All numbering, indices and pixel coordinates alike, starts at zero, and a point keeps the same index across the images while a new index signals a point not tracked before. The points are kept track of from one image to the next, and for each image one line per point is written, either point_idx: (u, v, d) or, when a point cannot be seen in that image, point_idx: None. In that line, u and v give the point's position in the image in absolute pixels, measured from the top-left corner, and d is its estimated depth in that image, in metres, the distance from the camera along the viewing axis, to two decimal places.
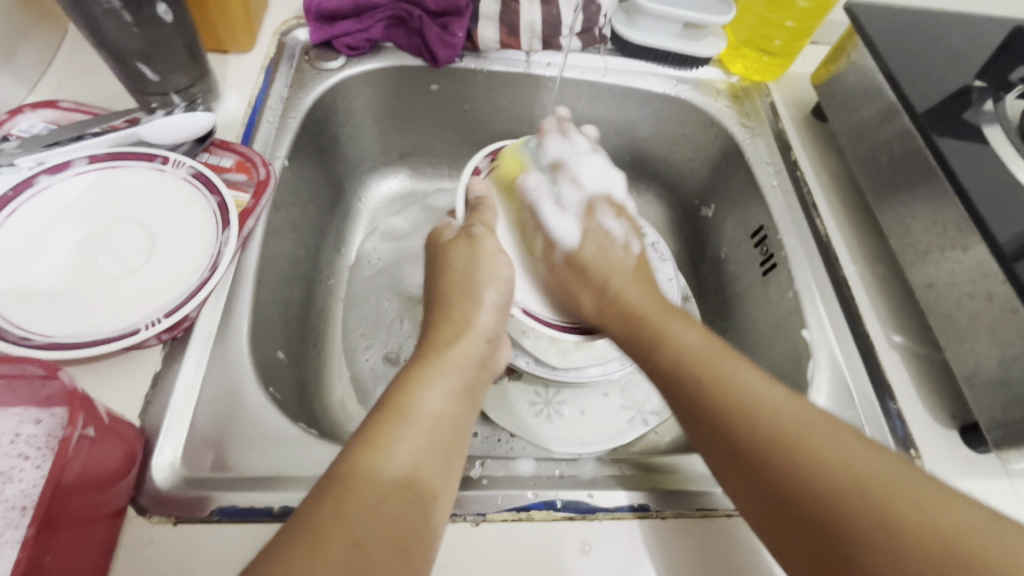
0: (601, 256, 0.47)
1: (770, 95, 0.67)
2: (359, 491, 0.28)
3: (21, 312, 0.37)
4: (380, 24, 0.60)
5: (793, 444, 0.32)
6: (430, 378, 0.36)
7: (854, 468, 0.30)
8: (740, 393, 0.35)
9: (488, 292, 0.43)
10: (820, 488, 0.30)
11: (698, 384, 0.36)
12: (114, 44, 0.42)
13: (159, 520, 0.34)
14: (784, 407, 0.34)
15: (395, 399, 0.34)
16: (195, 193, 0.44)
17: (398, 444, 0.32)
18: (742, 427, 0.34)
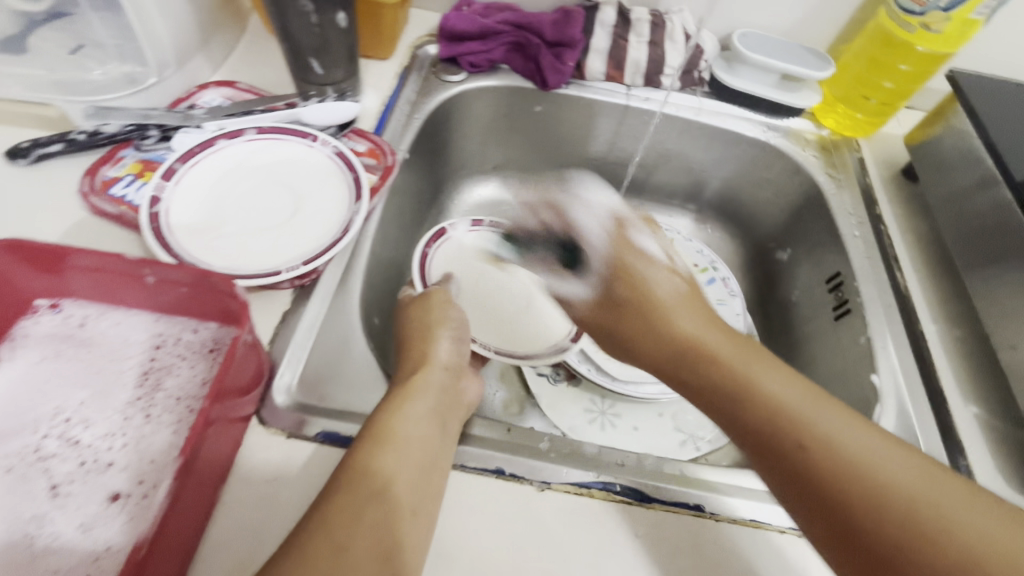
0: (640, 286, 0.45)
1: (860, 151, 0.69)
2: (353, 498, 0.32)
3: (193, 243, 0.45)
4: (501, 48, 0.68)
5: (797, 424, 0.37)
6: (405, 406, 0.39)
7: (843, 444, 0.35)
8: (747, 376, 0.39)
9: (442, 332, 0.46)
10: (827, 471, 0.35)
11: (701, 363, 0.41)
12: (296, 39, 0.51)
13: (274, 431, 0.40)
14: (788, 390, 0.38)
15: (380, 426, 0.37)
16: (335, 170, 0.52)
17: (394, 458, 0.35)
18: (750, 409, 0.38)
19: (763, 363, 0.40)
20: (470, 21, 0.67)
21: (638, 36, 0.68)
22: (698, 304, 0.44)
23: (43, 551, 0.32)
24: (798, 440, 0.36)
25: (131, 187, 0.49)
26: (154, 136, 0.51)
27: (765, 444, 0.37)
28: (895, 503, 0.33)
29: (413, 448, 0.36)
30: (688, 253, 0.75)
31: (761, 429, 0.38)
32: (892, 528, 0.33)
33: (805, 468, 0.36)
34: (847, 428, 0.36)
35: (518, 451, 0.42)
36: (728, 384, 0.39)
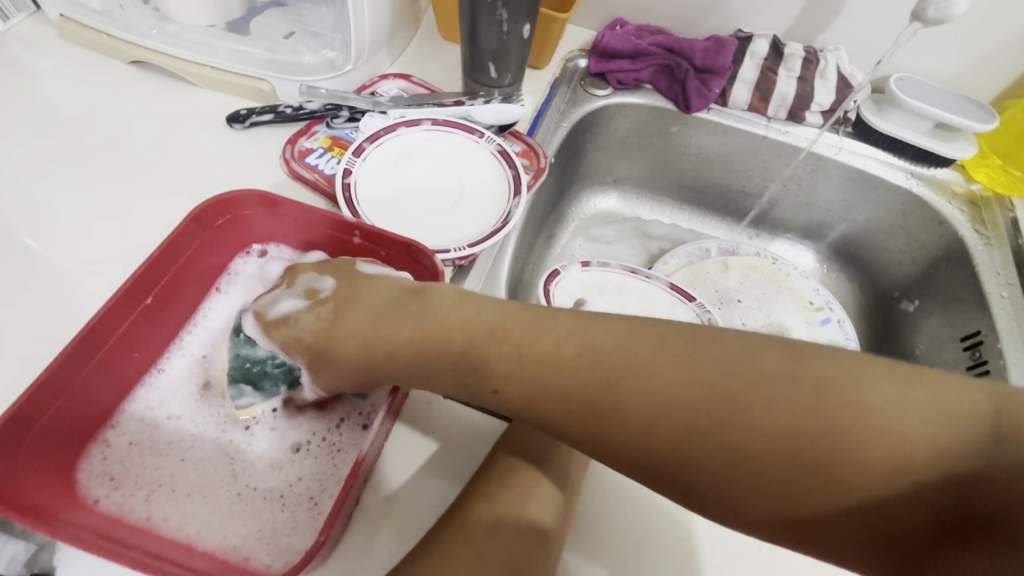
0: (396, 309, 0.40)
1: (1014, 210, 0.65)
2: (469, 532, 0.37)
3: (374, 214, 0.51)
4: (649, 69, 0.71)
5: (707, 409, 0.31)
6: (518, 462, 0.42)
7: (764, 419, 0.30)
8: (615, 364, 0.33)
9: None
10: (764, 450, 0.30)
11: (588, 377, 0.33)
12: (482, 44, 0.57)
13: (431, 391, 0.46)
14: (645, 361, 0.33)
15: (500, 447, 0.43)
16: (496, 166, 0.56)
17: (515, 489, 0.40)
18: (648, 414, 0.32)
19: (605, 325, 0.35)
20: (623, 40, 0.71)
21: (789, 70, 0.69)
22: (517, 335, 0.36)
23: (244, 467, 0.41)
24: (736, 422, 0.30)
25: (322, 159, 0.56)
26: (344, 116, 0.58)
27: (671, 440, 0.31)
28: (858, 470, 0.29)
29: (542, 477, 0.41)
30: (805, 290, 0.74)
31: (695, 442, 0.31)
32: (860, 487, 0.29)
33: (707, 458, 0.31)
34: (736, 369, 0.31)
35: None
36: (609, 387, 0.33)
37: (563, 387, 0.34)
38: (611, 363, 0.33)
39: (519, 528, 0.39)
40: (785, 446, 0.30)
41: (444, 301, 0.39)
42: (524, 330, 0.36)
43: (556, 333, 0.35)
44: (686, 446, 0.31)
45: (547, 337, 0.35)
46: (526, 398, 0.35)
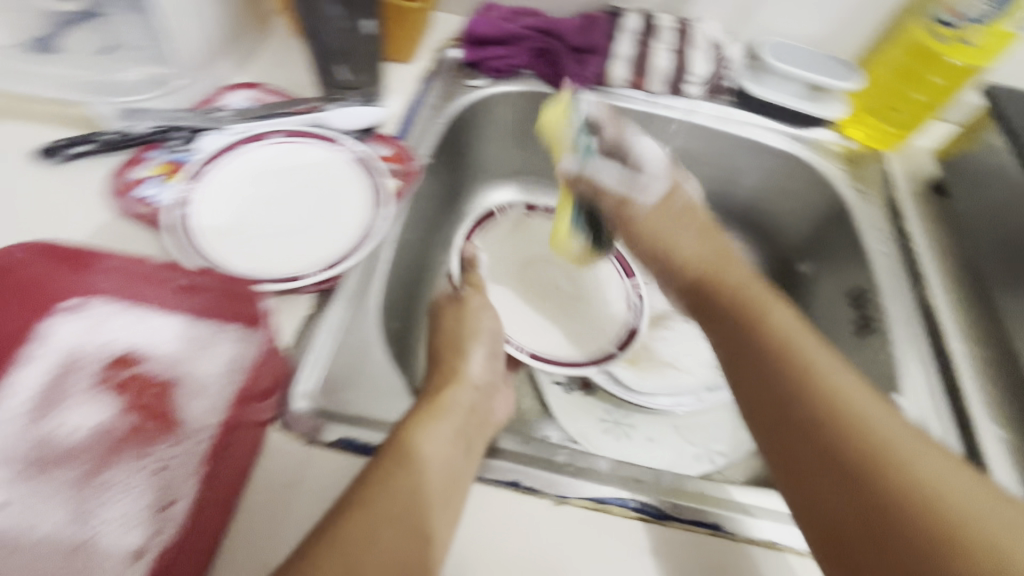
0: (661, 222, 0.54)
1: (889, 164, 0.68)
2: (361, 524, 0.33)
3: (216, 246, 0.46)
4: (525, 53, 0.68)
5: (831, 412, 0.36)
6: (430, 425, 0.39)
7: (895, 447, 0.34)
8: (798, 349, 0.40)
9: (475, 346, 0.49)
10: (872, 463, 0.34)
11: (774, 343, 0.41)
12: (325, 42, 0.52)
13: (294, 437, 0.40)
14: (841, 375, 0.38)
15: (392, 447, 0.38)
16: (356, 175, 0.52)
17: (394, 490, 0.35)
18: (795, 388, 0.38)
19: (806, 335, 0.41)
20: (495, 27, 0.67)
21: (663, 43, 0.68)
22: (772, 319, 0.43)
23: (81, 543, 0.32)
24: (855, 436, 0.35)
25: (157, 187, 0.49)
26: (179, 137, 0.52)
27: (795, 407, 0.38)
28: (943, 527, 0.31)
29: (435, 471, 0.37)
30: None
31: (809, 419, 0.37)
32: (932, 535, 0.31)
33: (819, 443, 0.36)
34: (889, 419, 0.35)
35: (535, 463, 0.42)
36: (782, 356, 0.40)
37: (757, 352, 0.41)
38: (787, 344, 0.40)
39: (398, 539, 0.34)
40: (896, 482, 0.33)
41: (734, 275, 0.49)
42: (819, 354, 0.39)
43: (809, 346, 0.40)
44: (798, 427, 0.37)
45: (722, 271, 0.49)
46: (785, 338, 0.41)
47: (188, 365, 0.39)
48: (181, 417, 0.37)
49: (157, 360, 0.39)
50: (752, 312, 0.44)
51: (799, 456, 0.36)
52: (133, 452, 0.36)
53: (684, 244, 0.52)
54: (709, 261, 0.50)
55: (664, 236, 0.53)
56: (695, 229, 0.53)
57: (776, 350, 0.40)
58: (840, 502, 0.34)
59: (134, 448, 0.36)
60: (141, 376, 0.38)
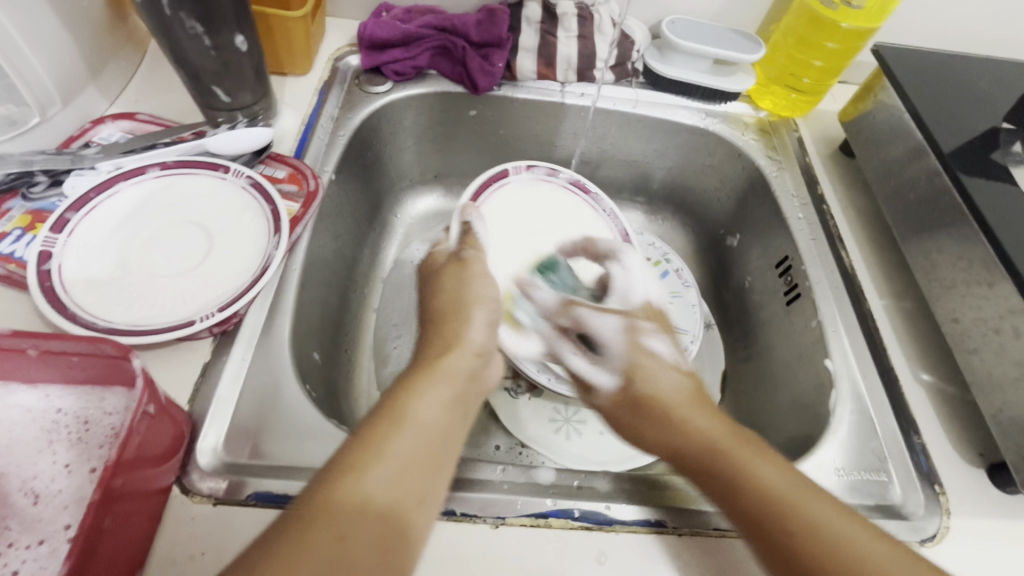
0: (649, 382, 0.45)
1: (798, 130, 0.69)
2: (339, 503, 0.28)
3: (90, 299, 0.41)
4: (426, 53, 0.65)
5: (737, 476, 0.37)
6: (420, 390, 0.36)
7: (793, 507, 0.35)
8: (721, 448, 0.39)
9: (477, 311, 0.44)
10: (774, 527, 0.35)
11: (684, 431, 0.41)
12: (192, 64, 0.47)
13: (199, 500, 0.37)
14: (734, 441, 0.39)
15: (390, 407, 0.34)
16: (250, 202, 0.48)
17: (392, 452, 0.31)
18: (703, 465, 0.39)
19: (744, 443, 0.39)
20: (389, 27, 0.64)
21: (566, 30, 0.65)
22: (734, 453, 0.38)
23: None
24: (756, 500, 0.36)
25: (20, 242, 0.44)
26: (43, 182, 0.46)
27: (751, 527, 0.36)
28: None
29: (419, 438, 0.33)
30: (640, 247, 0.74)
31: (719, 485, 0.38)
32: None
33: (732, 506, 0.37)
34: (838, 524, 0.34)
35: (468, 487, 0.40)
36: (737, 480, 0.37)
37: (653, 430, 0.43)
38: (688, 424, 0.41)
39: (387, 502, 0.30)
40: (802, 541, 0.34)
41: (690, 409, 0.42)
42: (706, 419, 0.41)
43: (695, 416, 0.41)
44: (711, 490, 0.38)
45: (681, 415, 0.42)
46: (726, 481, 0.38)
47: (60, 443, 0.35)
48: (58, 498, 0.33)
49: (20, 450, 0.34)
50: (671, 432, 0.41)
51: (726, 517, 0.38)
52: (2, 546, 0.31)
53: (657, 376, 0.45)
54: (657, 415, 0.43)
55: (665, 432, 0.42)
56: (700, 409, 0.42)
57: (731, 466, 0.38)
58: (770, 560, 0.35)
59: (4, 539, 0.32)
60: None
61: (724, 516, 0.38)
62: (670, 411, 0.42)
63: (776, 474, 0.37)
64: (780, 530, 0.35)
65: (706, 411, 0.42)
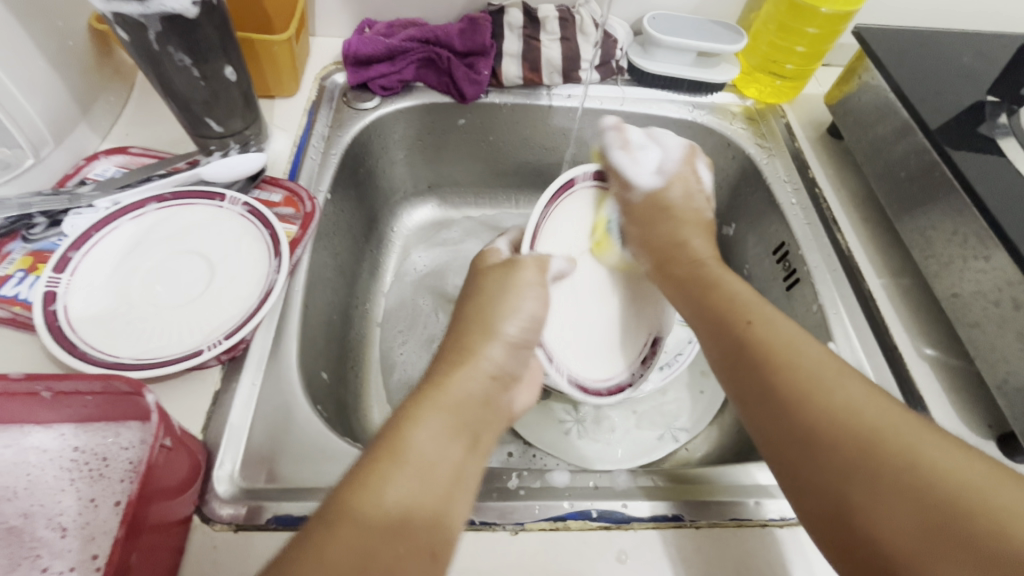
0: (686, 201, 0.55)
1: (785, 116, 0.69)
2: (347, 536, 0.28)
3: (97, 336, 0.41)
4: (411, 66, 0.65)
5: (809, 379, 0.36)
6: (425, 415, 0.34)
7: (863, 413, 0.33)
8: (758, 315, 0.41)
9: (501, 332, 0.41)
10: (835, 425, 0.33)
11: (733, 330, 0.41)
12: (182, 94, 0.47)
13: (220, 527, 0.37)
14: (810, 348, 0.38)
15: (392, 436, 0.33)
16: (249, 228, 0.49)
17: (390, 488, 0.30)
18: (766, 364, 0.38)
19: (831, 365, 0.36)
20: (372, 43, 0.64)
21: (549, 33, 0.66)
22: (774, 335, 0.39)
23: None
24: (819, 399, 0.35)
25: (24, 283, 0.44)
26: (42, 223, 0.47)
27: (807, 443, 0.34)
28: (896, 480, 0.31)
29: (426, 463, 0.32)
30: None
31: (772, 386, 0.37)
32: (886, 478, 0.31)
33: (783, 405, 0.36)
34: (906, 426, 0.32)
35: (486, 496, 0.40)
36: (779, 365, 0.37)
37: (714, 323, 0.43)
38: (765, 321, 0.40)
39: (396, 519, 0.29)
40: (859, 439, 0.32)
41: (738, 292, 0.44)
42: (776, 320, 0.40)
43: (770, 313, 0.41)
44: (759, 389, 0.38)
45: (689, 237, 0.52)
46: (779, 383, 0.37)
47: (82, 480, 0.35)
48: (87, 528, 0.34)
49: (42, 489, 0.35)
50: (668, 225, 0.53)
51: (770, 434, 0.36)
52: None
53: (676, 190, 0.56)
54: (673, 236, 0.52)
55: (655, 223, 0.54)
56: (704, 232, 0.53)
57: (798, 372, 0.36)
58: (807, 462, 0.34)
59: (37, 568, 0.32)
60: (19, 515, 0.34)
61: (760, 422, 0.37)
62: (680, 219, 0.54)
63: (848, 385, 0.35)
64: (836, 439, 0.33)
65: (712, 245, 0.52)
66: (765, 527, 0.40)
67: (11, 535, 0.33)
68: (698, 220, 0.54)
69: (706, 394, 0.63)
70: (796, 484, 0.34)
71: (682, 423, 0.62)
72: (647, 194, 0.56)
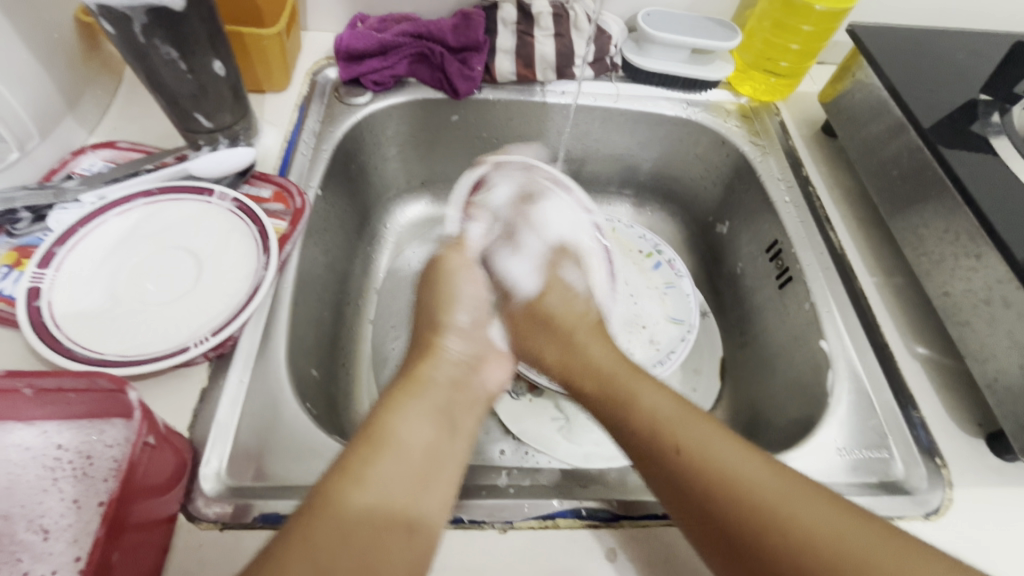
0: (566, 308, 0.51)
1: (779, 114, 0.69)
2: (333, 520, 0.29)
3: (82, 333, 0.41)
4: (404, 62, 0.65)
5: (668, 431, 0.39)
6: (403, 407, 0.37)
7: (735, 479, 0.36)
8: (631, 391, 0.42)
9: (451, 321, 0.45)
10: (703, 475, 0.36)
11: (607, 391, 0.44)
12: (169, 88, 0.47)
13: (206, 526, 0.37)
14: (671, 413, 0.40)
15: (373, 429, 0.35)
16: (237, 223, 0.48)
17: (375, 476, 0.32)
18: (643, 437, 0.40)
19: (698, 424, 0.39)
20: (365, 38, 0.63)
21: (542, 29, 0.65)
22: (646, 408, 0.41)
23: None
24: (705, 468, 0.37)
25: (8, 279, 0.43)
26: (27, 218, 0.46)
27: (692, 510, 0.36)
28: (757, 520, 0.34)
29: (410, 451, 0.34)
30: (633, 240, 0.72)
31: (649, 446, 0.39)
32: (772, 543, 0.33)
33: (675, 481, 0.37)
34: (774, 482, 0.35)
35: (476, 494, 0.40)
36: (657, 434, 0.39)
37: (595, 394, 0.45)
38: (637, 407, 0.41)
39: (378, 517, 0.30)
40: (721, 486, 0.36)
41: (611, 361, 0.45)
42: (647, 394, 0.42)
43: (641, 389, 0.42)
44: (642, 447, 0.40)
45: (586, 351, 0.47)
46: (665, 460, 0.38)
47: (66, 479, 0.35)
48: (69, 528, 0.33)
49: (23, 489, 0.34)
50: (554, 339, 0.49)
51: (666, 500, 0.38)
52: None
53: (570, 303, 0.51)
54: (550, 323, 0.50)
55: (548, 329, 0.50)
56: (597, 343, 0.47)
57: (676, 441, 0.38)
58: (701, 528, 0.36)
59: (17, 571, 0.32)
60: (2, 514, 0.33)
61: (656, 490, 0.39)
62: (574, 334, 0.49)
63: (717, 442, 0.38)
64: (717, 506, 0.35)
65: (615, 352, 0.47)
66: None
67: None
68: (599, 337, 0.48)
69: (698, 392, 0.63)
70: (692, 538, 0.37)
71: None
72: (528, 301, 0.52)
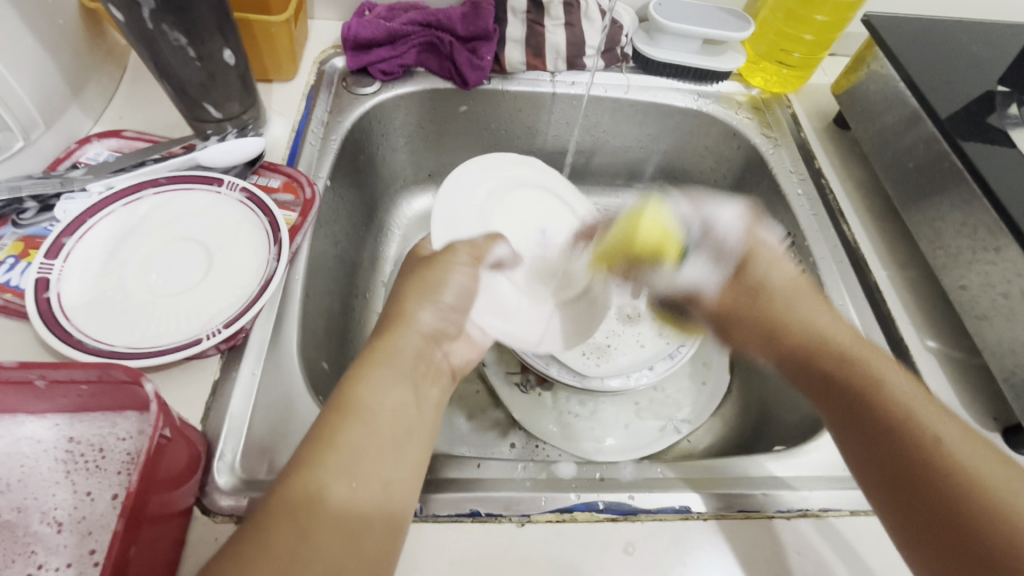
0: (772, 271, 0.51)
1: (791, 106, 0.69)
2: (306, 518, 0.29)
3: (92, 325, 0.40)
4: (412, 51, 0.64)
5: (908, 411, 0.37)
6: (374, 375, 0.36)
7: (943, 445, 0.35)
8: (866, 367, 0.41)
9: (433, 287, 0.43)
10: (918, 453, 0.35)
11: (828, 368, 0.43)
12: (177, 76, 0.46)
13: (221, 520, 0.36)
14: (896, 382, 0.39)
15: (345, 397, 0.34)
16: (247, 214, 0.48)
17: (339, 461, 0.31)
18: (859, 394, 0.40)
19: (930, 406, 0.37)
20: (373, 27, 0.62)
21: (553, 18, 0.64)
22: (871, 371, 0.40)
23: None
24: (910, 426, 0.37)
25: (14, 270, 0.43)
26: (32, 208, 0.45)
27: (883, 448, 0.37)
28: (966, 489, 0.33)
29: (378, 422, 0.34)
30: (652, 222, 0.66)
31: (871, 415, 0.38)
32: (963, 501, 0.33)
33: (873, 425, 0.38)
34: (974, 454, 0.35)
35: (491, 487, 0.40)
36: (871, 398, 0.39)
37: (825, 377, 0.42)
38: (866, 366, 0.41)
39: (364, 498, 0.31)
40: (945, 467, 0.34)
41: (838, 338, 0.44)
42: (880, 362, 0.41)
43: (876, 361, 0.41)
44: (858, 423, 0.39)
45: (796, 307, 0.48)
46: (865, 404, 0.39)
47: (78, 472, 0.34)
48: (82, 523, 0.33)
49: (35, 481, 0.34)
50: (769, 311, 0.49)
51: (857, 446, 0.39)
52: (31, 570, 0.31)
53: (773, 265, 0.51)
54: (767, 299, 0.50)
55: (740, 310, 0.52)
56: (813, 299, 0.48)
57: (889, 410, 0.38)
58: (902, 476, 0.36)
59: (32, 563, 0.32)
60: (16, 506, 0.33)
61: (844, 434, 0.40)
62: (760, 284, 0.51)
63: (938, 419, 0.37)
64: (916, 452, 0.36)
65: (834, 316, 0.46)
66: (771, 520, 0.39)
67: (5, 530, 0.32)
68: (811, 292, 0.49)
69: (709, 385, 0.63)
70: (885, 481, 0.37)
71: (685, 414, 0.61)
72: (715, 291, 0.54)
